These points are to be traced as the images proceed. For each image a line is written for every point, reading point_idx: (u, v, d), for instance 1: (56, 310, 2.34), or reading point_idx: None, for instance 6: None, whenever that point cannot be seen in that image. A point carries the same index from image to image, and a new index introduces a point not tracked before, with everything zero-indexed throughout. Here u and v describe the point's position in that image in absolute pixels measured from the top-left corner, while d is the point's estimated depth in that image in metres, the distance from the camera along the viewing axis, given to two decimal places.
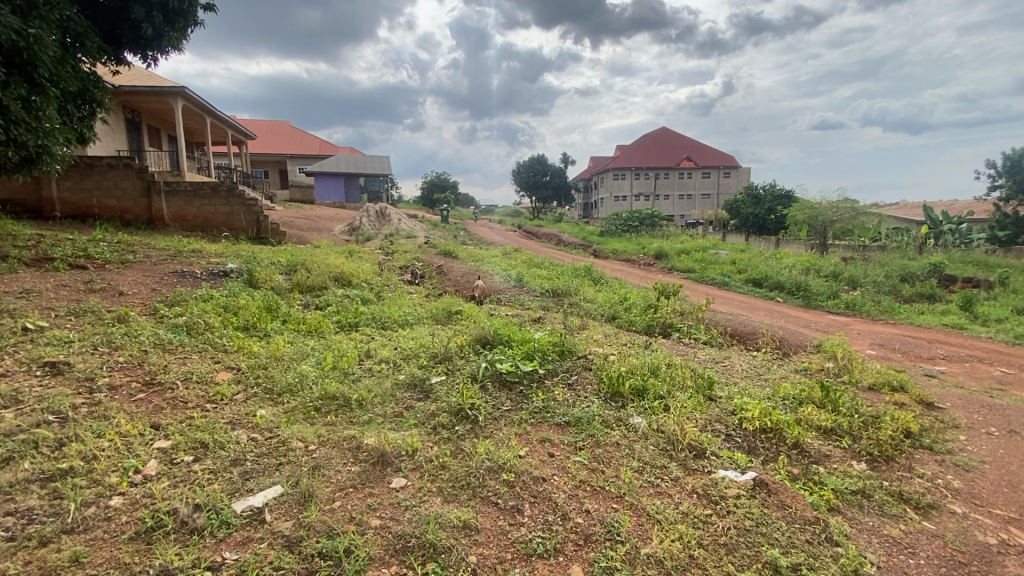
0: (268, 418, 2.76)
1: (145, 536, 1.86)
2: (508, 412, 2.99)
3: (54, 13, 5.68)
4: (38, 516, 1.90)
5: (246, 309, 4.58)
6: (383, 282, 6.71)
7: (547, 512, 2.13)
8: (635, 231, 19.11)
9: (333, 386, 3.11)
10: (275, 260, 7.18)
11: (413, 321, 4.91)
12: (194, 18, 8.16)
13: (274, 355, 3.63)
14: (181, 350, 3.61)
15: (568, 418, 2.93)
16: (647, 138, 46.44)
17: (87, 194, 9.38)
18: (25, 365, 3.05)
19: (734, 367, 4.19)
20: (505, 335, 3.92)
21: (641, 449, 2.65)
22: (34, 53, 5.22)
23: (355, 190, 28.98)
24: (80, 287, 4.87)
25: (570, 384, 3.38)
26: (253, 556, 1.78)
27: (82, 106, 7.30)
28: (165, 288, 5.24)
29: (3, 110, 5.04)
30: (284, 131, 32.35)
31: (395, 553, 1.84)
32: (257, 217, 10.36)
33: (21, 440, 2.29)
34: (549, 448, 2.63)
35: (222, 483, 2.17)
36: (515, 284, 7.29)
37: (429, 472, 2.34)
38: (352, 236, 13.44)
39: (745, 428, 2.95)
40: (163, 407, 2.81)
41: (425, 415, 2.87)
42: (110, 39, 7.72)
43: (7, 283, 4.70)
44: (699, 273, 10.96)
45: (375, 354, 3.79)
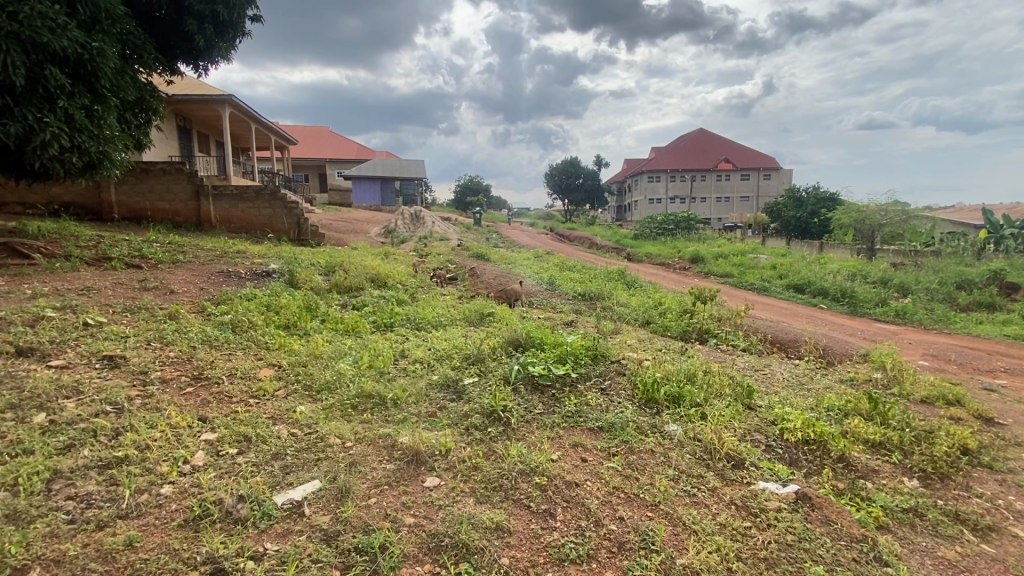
0: (308, 414, 2.84)
1: (192, 523, 1.94)
2: (539, 416, 2.97)
3: (115, 26, 6.04)
4: (96, 501, 2.01)
5: (287, 309, 4.72)
6: (416, 284, 6.82)
7: (580, 517, 2.10)
8: (671, 234, 18.80)
9: (369, 385, 3.17)
10: (314, 261, 7.41)
11: (446, 322, 4.97)
12: (242, 29, 8.53)
13: (313, 353, 3.73)
14: (227, 347, 3.75)
15: (601, 422, 2.89)
16: (682, 139, 45.63)
17: (141, 197, 9.90)
18: (86, 359, 3.23)
19: (774, 376, 4.04)
20: (537, 338, 3.91)
21: (677, 457, 2.59)
22: (97, 65, 5.57)
23: (390, 194, 29.61)
24: (135, 285, 5.12)
25: (604, 390, 3.33)
26: (293, 548, 1.83)
27: (139, 114, 7.72)
28: (212, 287, 5.48)
29: (69, 119, 5.40)
30: (324, 137, 33.34)
31: (428, 552, 1.86)
32: (298, 219, 10.75)
33: (81, 429, 2.44)
34: (582, 453, 2.60)
35: (264, 476, 2.25)
36: (547, 287, 7.29)
37: (462, 472, 2.35)
38: (387, 238, 13.71)
39: (786, 439, 2.85)
40: (210, 401, 2.94)
41: (458, 416, 2.89)
42: (165, 51, 8.14)
43: (70, 281, 4.98)
44: (738, 278, 10.62)
45: (410, 354, 3.85)
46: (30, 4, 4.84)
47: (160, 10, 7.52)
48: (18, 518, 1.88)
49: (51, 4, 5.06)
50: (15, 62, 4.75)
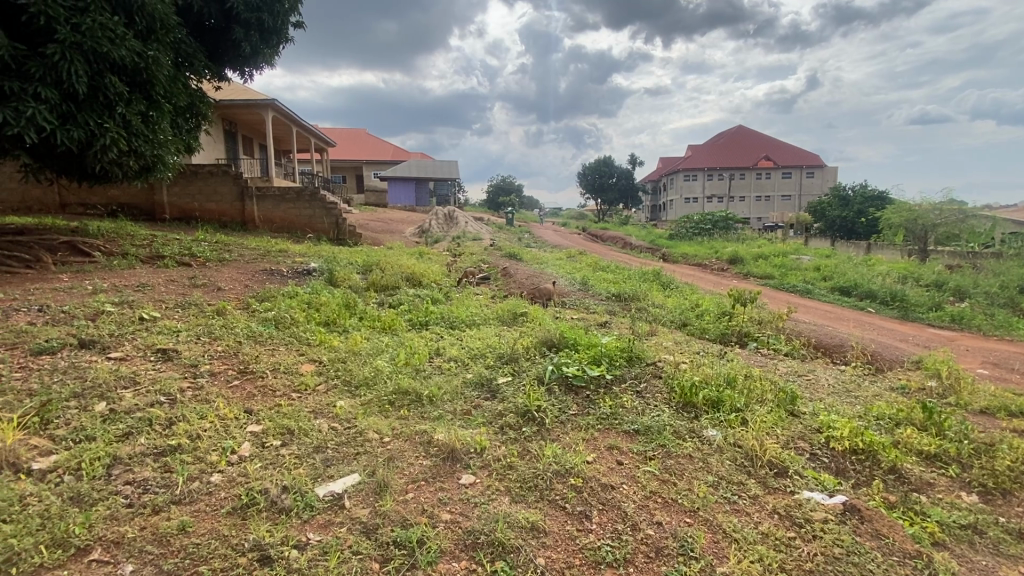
0: (347, 409, 2.91)
1: (240, 511, 2.01)
2: (574, 417, 2.94)
3: (169, 35, 6.34)
4: (152, 486, 2.12)
5: (327, 307, 4.85)
6: (451, 284, 6.89)
7: (616, 521, 2.08)
8: (708, 234, 18.35)
9: (405, 382, 3.23)
10: (352, 260, 7.58)
11: (480, 321, 5.01)
12: (285, 35, 8.82)
13: (352, 350, 3.82)
14: (271, 343, 3.89)
15: (637, 426, 2.85)
16: (720, 136, 44.44)
17: (191, 198, 10.36)
18: (142, 352, 3.41)
19: (819, 382, 3.88)
20: (571, 339, 3.89)
21: (716, 463, 2.53)
22: (152, 73, 5.86)
23: (424, 195, 30.03)
24: (185, 282, 5.37)
25: (640, 392, 3.28)
26: (335, 539, 1.88)
27: (190, 119, 8.08)
28: (256, 285, 5.68)
29: (127, 124, 5.71)
30: (361, 140, 34.14)
31: (465, 549, 1.88)
32: (337, 219, 11.07)
33: (139, 417, 2.58)
34: (618, 456, 2.56)
35: (306, 467, 2.32)
36: (580, 287, 7.24)
37: (498, 471, 2.36)
38: (422, 238, 13.90)
39: (833, 448, 2.74)
40: (255, 394, 3.05)
41: (492, 415, 2.91)
42: (214, 58, 8.51)
43: (126, 278, 5.27)
44: (779, 280, 10.26)
45: (445, 353, 3.89)
46: (92, 16, 5.14)
47: (210, 19, 7.87)
48: (81, 501, 2.00)
49: (111, 16, 5.36)
50: (77, 71, 5.05)
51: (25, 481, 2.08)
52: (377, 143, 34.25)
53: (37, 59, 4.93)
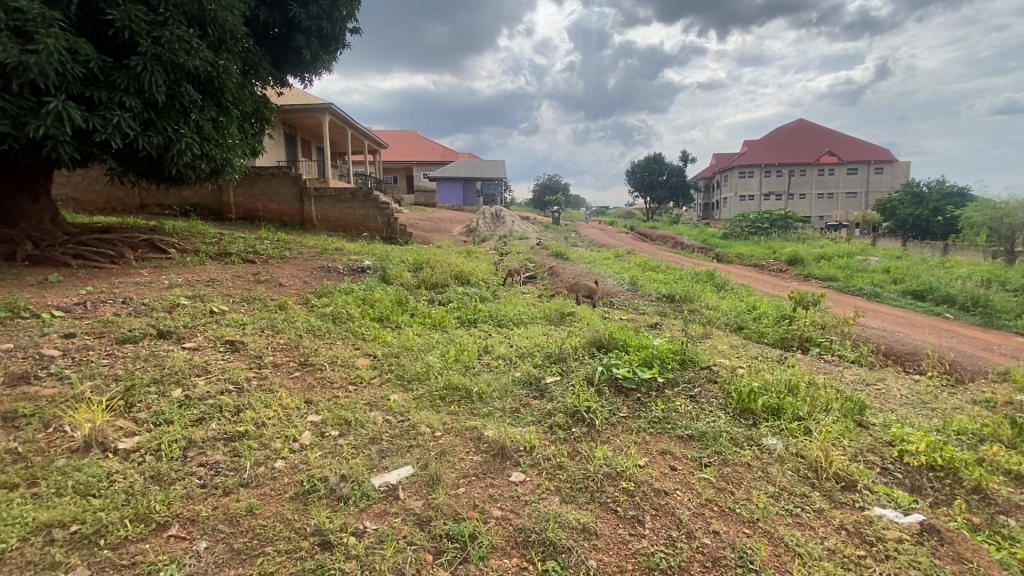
0: (400, 402, 2.99)
1: (302, 497, 2.11)
2: (625, 419, 2.89)
3: (238, 45, 6.72)
4: (223, 469, 2.26)
5: (380, 303, 4.99)
6: (498, 282, 6.94)
7: (670, 527, 2.03)
8: (765, 234, 17.54)
9: (455, 378, 3.29)
10: (404, 258, 7.78)
11: (527, 320, 5.01)
12: (343, 41, 9.16)
13: (404, 346, 3.91)
14: (329, 337, 4.05)
15: (691, 431, 2.76)
16: (779, 131, 42.39)
17: (254, 198, 10.96)
18: (212, 343, 3.64)
19: (891, 392, 3.61)
20: (622, 339, 3.81)
21: (777, 473, 2.41)
22: (222, 81, 6.23)
23: (472, 194, 30.35)
24: (250, 278, 5.68)
25: (694, 397, 3.17)
26: (390, 529, 1.93)
27: (255, 123, 8.54)
28: (315, 281, 5.94)
29: (199, 129, 6.10)
30: (412, 141, 35.00)
31: (516, 546, 1.89)
32: (389, 218, 11.41)
33: (210, 404, 2.76)
34: (670, 461, 2.49)
35: (363, 458, 2.40)
36: (629, 287, 7.10)
37: (547, 470, 2.36)
38: (469, 237, 14.04)
39: (907, 463, 2.55)
40: (314, 385, 3.19)
41: (542, 414, 2.90)
42: (277, 65, 8.96)
43: (198, 274, 5.63)
44: (844, 282, 9.67)
45: (493, 350, 3.93)
46: (171, 29, 5.53)
47: (275, 28, 8.28)
48: (161, 480, 2.16)
49: (187, 28, 5.73)
50: (157, 81, 5.44)
51: (112, 459, 2.27)
52: (427, 144, 34.98)
53: (121, 70, 5.34)
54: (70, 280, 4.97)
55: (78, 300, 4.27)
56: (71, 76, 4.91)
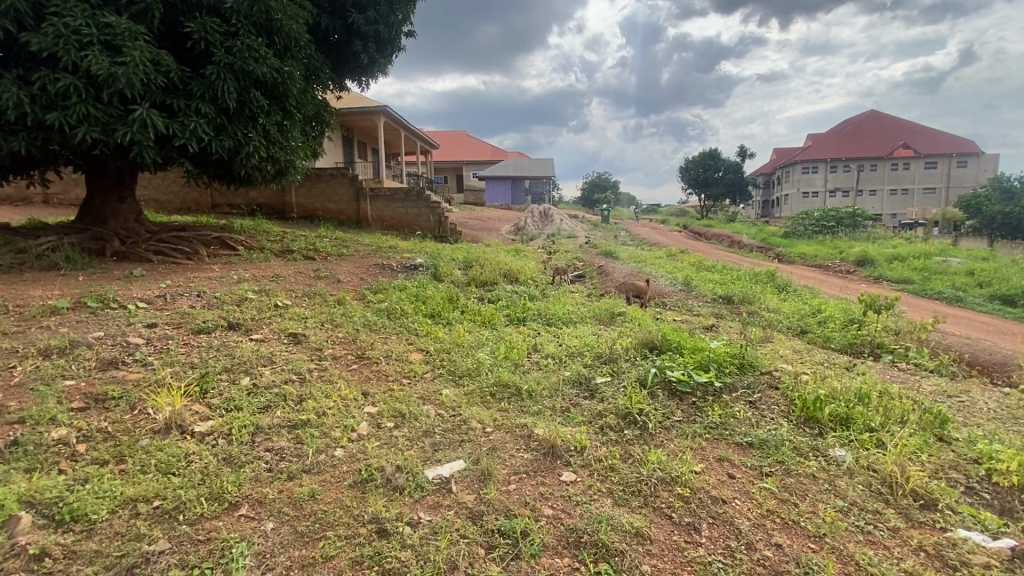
0: (452, 397, 3.05)
1: (360, 485, 2.19)
2: (679, 423, 2.80)
3: (301, 51, 7.04)
4: (287, 455, 2.38)
5: (432, 300, 5.11)
6: (547, 281, 6.92)
7: (728, 536, 1.95)
8: (830, 232, 16.54)
9: (506, 375, 3.30)
10: (454, 256, 7.90)
11: (577, 319, 4.96)
12: (398, 44, 9.41)
13: (455, 342, 3.98)
14: (383, 331, 4.18)
15: (751, 438, 2.64)
16: (847, 124, 39.83)
17: (314, 198, 11.47)
18: (277, 335, 3.85)
19: (977, 406, 3.31)
20: (676, 341, 3.69)
21: (846, 487, 2.27)
22: (287, 87, 6.55)
23: (520, 193, 30.38)
24: (311, 274, 5.95)
25: (753, 403, 3.04)
26: (444, 521, 1.97)
27: (316, 126, 8.93)
28: (370, 277, 6.14)
29: (266, 133, 6.45)
30: (462, 142, 35.54)
31: (568, 546, 1.88)
32: (440, 217, 11.63)
33: (276, 393, 2.91)
34: (728, 468, 2.40)
35: (416, 450, 2.46)
36: (682, 288, 6.89)
37: (599, 472, 2.32)
38: (518, 235, 14.09)
39: (996, 483, 2.33)
40: (370, 378, 3.30)
41: (593, 414, 2.86)
42: (337, 70, 9.32)
43: (264, 270, 5.96)
44: (921, 285, 8.96)
45: (543, 349, 3.92)
46: (241, 39, 5.87)
47: (335, 34, 8.62)
48: (232, 462, 2.30)
49: (256, 37, 6.07)
50: (228, 88, 5.80)
51: (189, 440, 2.44)
52: (477, 144, 35.40)
53: (197, 79, 5.72)
54: (151, 274, 5.38)
55: (158, 293, 4.62)
56: (154, 86, 5.31)
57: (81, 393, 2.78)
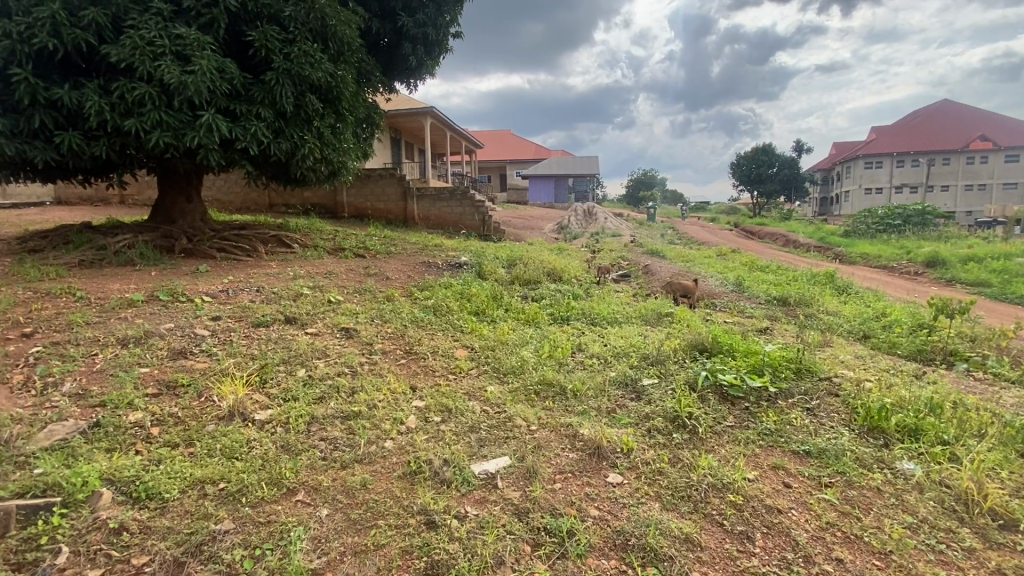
0: (497, 394, 3.07)
1: (409, 476, 2.25)
2: (731, 428, 2.71)
3: (354, 55, 7.27)
4: (340, 444, 2.47)
5: (476, 297, 5.17)
6: (591, 280, 6.84)
7: (785, 547, 1.88)
8: (895, 231, 15.53)
9: (550, 374, 3.30)
10: (498, 255, 7.95)
11: (622, 319, 4.89)
12: (445, 46, 9.55)
13: (500, 340, 4.01)
14: (430, 328, 4.27)
15: (809, 447, 2.52)
16: (917, 115, 37.20)
17: (364, 198, 11.83)
18: (330, 329, 4.00)
19: None
20: (727, 344, 3.57)
21: (914, 502, 2.13)
22: (340, 90, 6.78)
23: (564, 192, 30.15)
24: (361, 271, 6.15)
25: (811, 410, 2.90)
26: (490, 516, 1.99)
27: (366, 128, 9.21)
28: (417, 275, 6.28)
29: (320, 135, 6.70)
30: (506, 141, 35.70)
31: (615, 548, 1.86)
32: (484, 216, 11.74)
33: (330, 385, 3.03)
34: (784, 477, 2.30)
35: (463, 445, 2.50)
36: (733, 289, 6.65)
37: (647, 475, 2.28)
38: (561, 234, 14.02)
39: None
40: (418, 373, 3.38)
41: (640, 416, 2.81)
42: (387, 73, 9.57)
43: (318, 267, 6.20)
44: (1000, 288, 8.26)
45: (588, 348, 3.89)
46: (298, 45, 6.13)
47: (385, 38, 8.84)
48: (290, 449, 2.41)
49: (311, 43, 6.32)
50: (286, 93, 6.07)
51: (251, 427, 2.58)
52: (521, 143, 35.48)
53: (258, 85, 6.02)
54: (215, 270, 5.71)
55: (222, 287, 4.90)
56: (219, 92, 5.63)
57: (154, 379, 2.99)
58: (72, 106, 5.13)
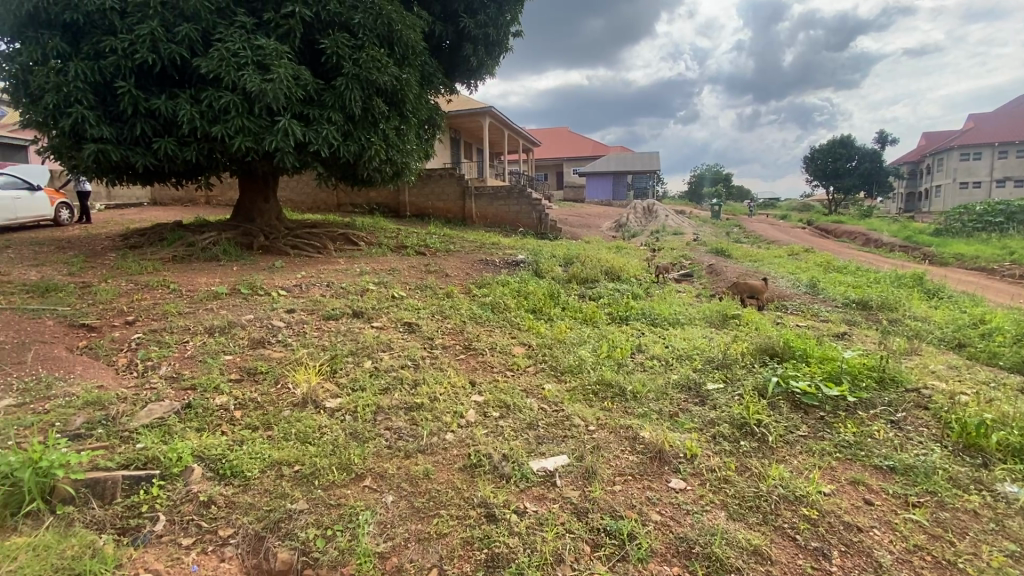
0: (554, 393, 3.07)
1: (469, 469, 2.30)
2: (804, 438, 2.56)
3: (417, 58, 7.48)
4: (404, 434, 2.57)
5: (534, 295, 5.19)
6: (651, 280, 6.67)
7: (865, 568, 1.76)
8: (996, 230, 14.02)
9: (609, 374, 3.25)
10: (555, 253, 7.93)
11: (684, 320, 4.74)
12: (505, 45, 9.61)
13: (558, 338, 4.00)
14: (489, 324, 4.33)
15: (893, 462, 2.33)
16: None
17: (425, 197, 12.17)
18: (393, 323, 4.16)
19: None
20: (800, 349, 3.37)
21: (1021, 530, 1.92)
22: (404, 92, 7.00)
23: (622, 189, 29.53)
24: (422, 268, 6.33)
25: (896, 423, 2.68)
26: (549, 513, 2.00)
27: (427, 129, 9.46)
28: (475, 272, 6.38)
29: (385, 136, 6.96)
30: (563, 139, 35.47)
31: (678, 555, 1.81)
32: (541, 214, 11.72)
33: (393, 377, 3.16)
34: (865, 493, 2.14)
35: (522, 441, 2.52)
36: (806, 290, 6.26)
37: (712, 483, 2.20)
38: (620, 232, 13.78)
39: None
40: (477, 368, 3.44)
41: (704, 421, 2.72)
42: (448, 74, 9.77)
43: (382, 263, 6.45)
44: None
45: (648, 350, 3.79)
46: (366, 51, 6.39)
47: (446, 40, 9.02)
48: (357, 437, 2.53)
49: (378, 48, 6.57)
50: (355, 97, 6.35)
51: (323, 414, 2.74)
52: (578, 140, 35.13)
53: (329, 90, 6.33)
54: (289, 266, 6.08)
55: (295, 282, 5.21)
56: (295, 99, 5.98)
57: (237, 366, 3.24)
58: (168, 114, 5.62)
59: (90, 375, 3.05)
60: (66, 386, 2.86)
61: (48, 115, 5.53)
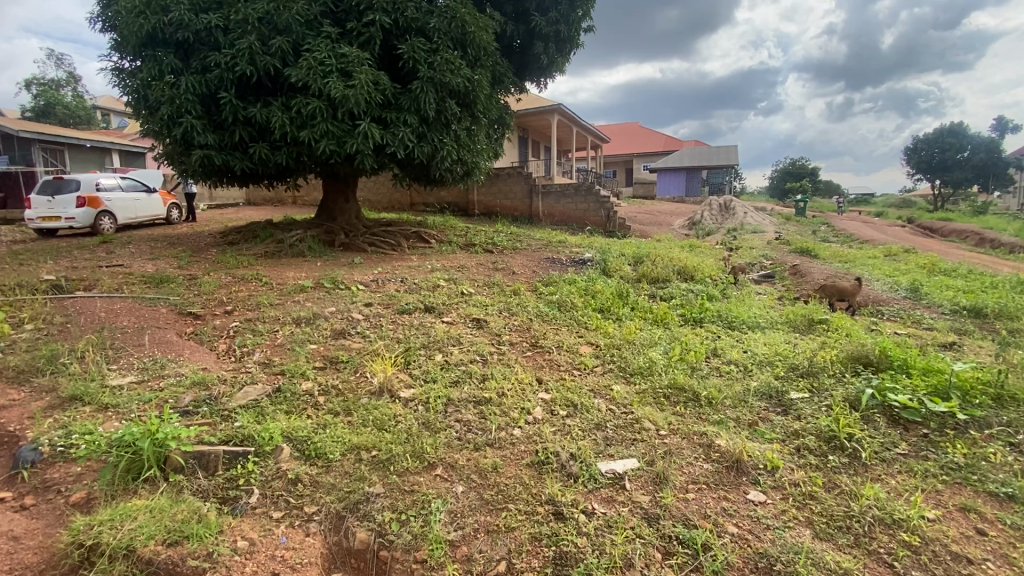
0: (623, 394, 3.01)
1: (537, 466, 2.31)
2: (904, 457, 2.33)
3: (489, 58, 7.58)
4: (473, 428, 2.63)
5: (602, 294, 5.11)
6: (727, 280, 6.35)
7: None
8: None
9: (682, 378, 3.14)
10: (624, 252, 7.75)
11: (765, 324, 4.47)
12: (576, 41, 9.50)
13: (627, 339, 3.91)
14: (556, 323, 4.32)
15: (1014, 490, 2.07)
16: None
17: (493, 197, 12.35)
18: (462, 319, 4.26)
19: None
20: (900, 360, 3.07)
21: None
22: (476, 93, 7.13)
23: (696, 185, 28.26)
24: (490, 266, 6.43)
25: (1018, 446, 2.37)
26: (618, 516, 1.97)
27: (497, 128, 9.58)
28: (543, 270, 6.39)
29: (456, 136, 7.13)
30: (634, 134, 34.55)
31: (755, 570, 1.73)
32: (609, 212, 11.50)
33: (463, 371, 3.23)
34: (977, 522, 1.92)
35: (590, 441, 2.50)
36: (907, 295, 5.68)
37: (795, 498, 2.07)
38: (692, 231, 13.21)
39: None
40: (544, 366, 3.45)
41: (787, 432, 2.55)
42: (518, 73, 9.83)
43: (452, 260, 6.63)
44: None
45: (724, 354, 3.62)
46: (441, 53, 6.57)
47: (517, 39, 9.07)
48: (429, 428, 2.62)
49: (452, 50, 6.73)
50: (429, 100, 6.56)
51: (397, 404, 2.86)
52: (649, 135, 34.08)
53: (405, 93, 6.58)
54: (366, 262, 6.40)
55: (372, 278, 5.48)
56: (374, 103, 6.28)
57: (320, 354, 3.47)
58: (263, 121, 6.10)
59: (196, 358, 3.39)
60: (176, 367, 3.20)
61: (164, 125, 6.19)
